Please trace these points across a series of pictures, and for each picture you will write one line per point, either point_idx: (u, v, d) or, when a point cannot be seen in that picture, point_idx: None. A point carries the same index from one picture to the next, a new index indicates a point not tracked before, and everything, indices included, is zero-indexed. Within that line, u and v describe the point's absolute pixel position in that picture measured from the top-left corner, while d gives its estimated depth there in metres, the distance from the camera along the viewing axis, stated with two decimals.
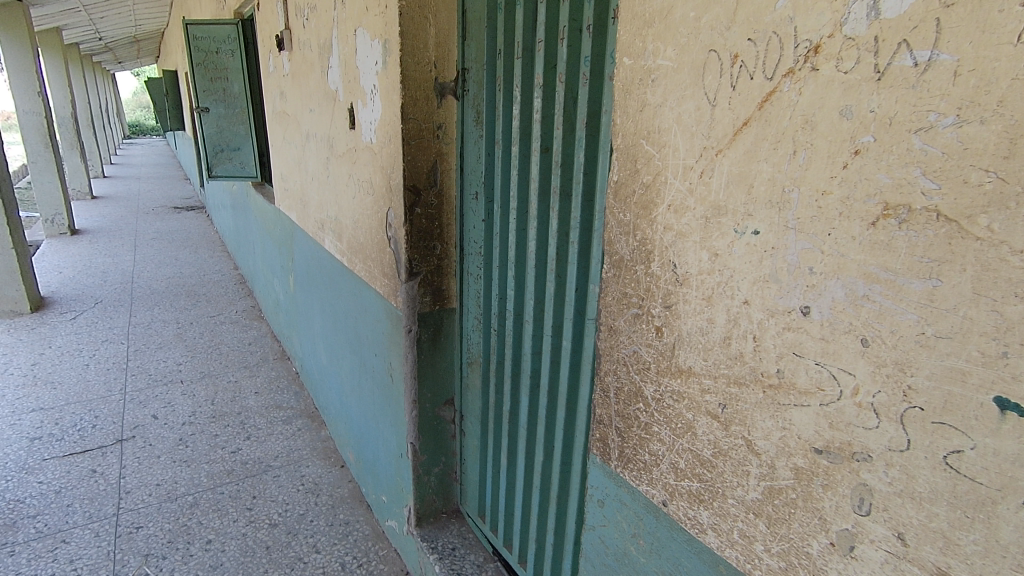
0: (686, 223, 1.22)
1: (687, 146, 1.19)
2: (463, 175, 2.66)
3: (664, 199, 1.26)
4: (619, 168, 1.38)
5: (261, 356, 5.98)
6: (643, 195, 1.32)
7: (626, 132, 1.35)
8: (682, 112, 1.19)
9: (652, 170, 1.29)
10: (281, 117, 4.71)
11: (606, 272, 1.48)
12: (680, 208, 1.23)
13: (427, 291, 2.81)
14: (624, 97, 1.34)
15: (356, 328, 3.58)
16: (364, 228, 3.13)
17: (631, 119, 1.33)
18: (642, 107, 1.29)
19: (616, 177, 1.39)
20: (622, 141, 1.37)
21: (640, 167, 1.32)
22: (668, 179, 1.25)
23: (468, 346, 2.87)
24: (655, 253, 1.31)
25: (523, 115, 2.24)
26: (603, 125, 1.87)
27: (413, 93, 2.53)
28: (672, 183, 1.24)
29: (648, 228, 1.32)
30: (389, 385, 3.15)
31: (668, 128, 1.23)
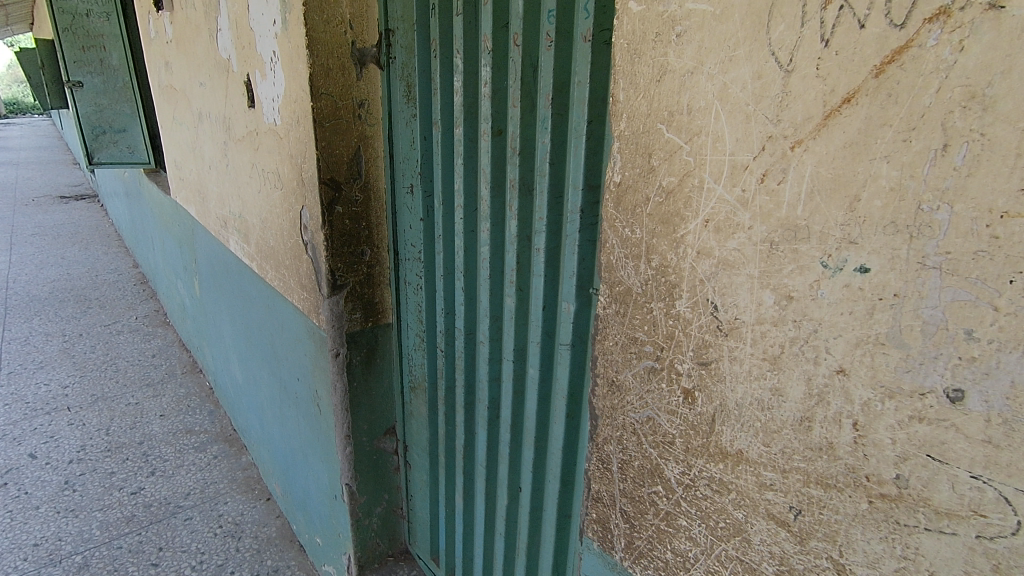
0: (735, 249, 0.83)
1: (738, 136, 0.79)
2: (394, 164, 2.17)
3: (698, 212, 0.87)
4: (624, 163, 0.97)
5: (167, 371, 5.26)
6: (662, 204, 0.92)
7: (634, 114, 0.93)
8: (731, 81, 0.79)
9: (678, 170, 0.88)
10: (168, 92, 3.96)
11: (602, 308, 1.08)
12: (725, 225, 0.83)
13: (356, 306, 2.32)
14: (632, 60, 0.92)
15: (274, 345, 3.04)
16: (273, 230, 2.58)
17: (642, 93, 0.91)
18: (661, 73, 0.87)
19: (618, 177, 0.98)
20: (627, 123, 0.95)
21: (657, 163, 0.91)
22: (704, 184, 0.85)
23: (409, 368, 2.42)
24: (682, 289, 0.92)
25: (467, 89, 1.78)
26: (574, 100, 1.47)
27: (324, 60, 1.99)
28: (711, 189, 0.84)
29: (671, 252, 0.92)
30: (317, 416, 2.66)
31: (708, 107, 0.82)
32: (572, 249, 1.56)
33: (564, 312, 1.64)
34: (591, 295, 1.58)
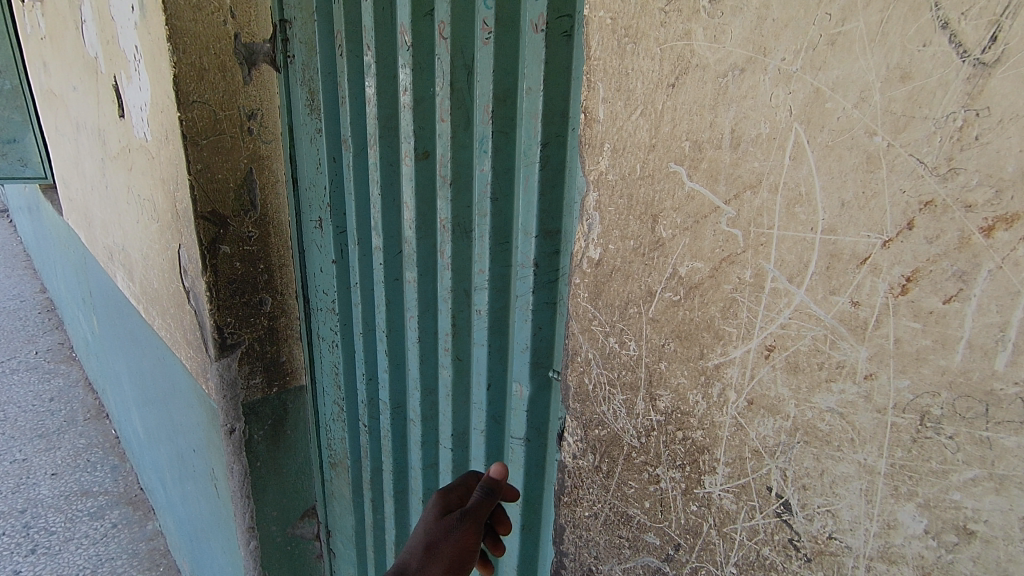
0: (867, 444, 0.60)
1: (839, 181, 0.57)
2: (300, 192, 1.72)
3: (747, 343, 0.68)
4: (614, 238, 0.79)
5: (68, 418, 4.57)
6: (695, 334, 0.72)
7: (635, 149, 0.73)
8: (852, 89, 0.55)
9: (722, 241, 0.67)
10: (49, 97, 3.35)
11: (588, 472, 0.92)
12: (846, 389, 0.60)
13: (256, 368, 1.83)
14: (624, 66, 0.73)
15: (169, 405, 2.52)
16: (154, 270, 2.07)
17: (656, 113, 0.71)
18: (690, 71, 0.66)
19: (602, 254, 0.81)
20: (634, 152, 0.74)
21: (682, 267, 0.72)
22: (759, 310, 0.66)
23: (328, 441, 1.95)
24: (705, 446, 0.75)
25: (383, 97, 1.35)
26: (523, 113, 1.07)
27: (196, 57, 1.51)
28: (768, 313, 0.65)
29: (699, 407, 0.75)
30: (216, 498, 2.15)
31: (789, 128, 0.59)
32: (524, 314, 1.16)
33: (515, 396, 1.22)
34: (551, 376, 1.19)
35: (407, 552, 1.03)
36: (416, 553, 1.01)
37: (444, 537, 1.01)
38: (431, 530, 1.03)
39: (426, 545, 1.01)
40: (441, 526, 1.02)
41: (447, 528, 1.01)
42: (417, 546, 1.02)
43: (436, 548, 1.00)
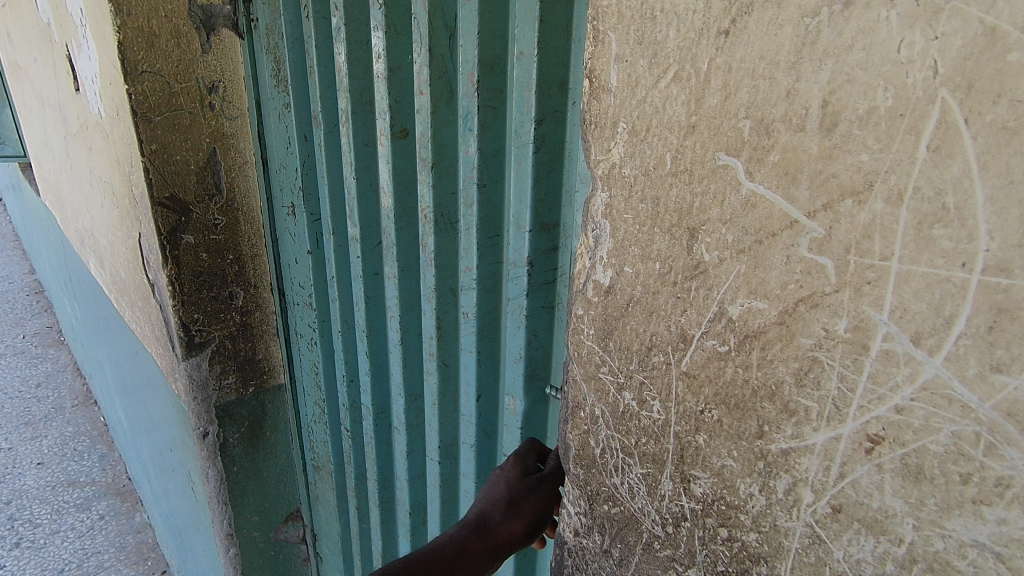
0: None
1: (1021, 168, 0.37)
2: (270, 175, 1.55)
3: (837, 429, 0.50)
4: (633, 263, 0.63)
5: (55, 405, 4.46)
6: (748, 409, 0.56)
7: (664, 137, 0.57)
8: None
9: (799, 272, 0.49)
10: (16, 70, 3.14)
11: (594, 549, 0.78)
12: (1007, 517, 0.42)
13: (228, 368, 1.68)
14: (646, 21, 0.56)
15: (147, 400, 2.38)
16: (120, 260, 1.91)
17: (700, 80, 0.53)
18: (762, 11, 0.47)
19: (615, 280, 0.65)
20: (672, 134, 0.56)
21: (738, 313, 0.54)
22: (858, 388, 0.47)
23: (310, 444, 1.81)
24: (761, 546, 0.59)
25: (355, 65, 1.17)
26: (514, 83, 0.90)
27: (146, 20, 1.32)
28: (868, 389, 0.47)
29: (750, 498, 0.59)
30: (194, 501, 2.02)
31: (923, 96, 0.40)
32: (516, 319, 1.00)
33: (507, 412, 1.08)
34: (547, 392, 1.04)
35: (486, 502, 0.93)
36: (498, 507, 0.90)
37: (528, 492, 0.91)
38: (513, 484, 0.92)
39: (509, 498, 0.91)
40: (525, 482, 0.91)
41: (530, 487, 0.91)
42: (499, 499, 0.91)
43: (520, 505, 0.89)
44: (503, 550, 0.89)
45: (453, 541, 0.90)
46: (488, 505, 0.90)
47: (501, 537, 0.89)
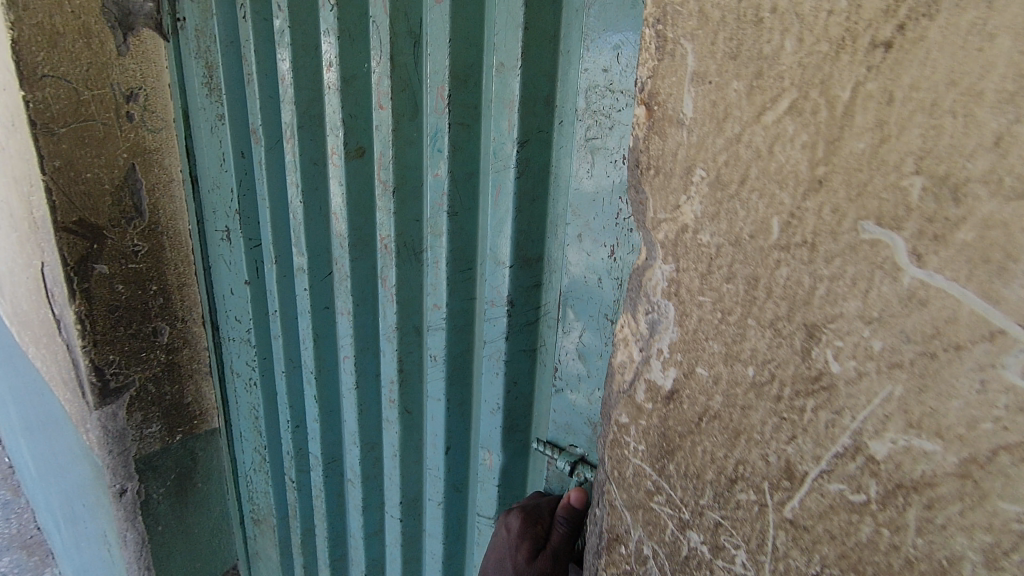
0: None
1: None
2: (203, 195, 1.38)
3: None
4: (708, 364, 0.50)
5: None
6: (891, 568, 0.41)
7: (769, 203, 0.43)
8: None
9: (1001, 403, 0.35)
10: None
11: None
12: None
13: (152, 414, 1.48)
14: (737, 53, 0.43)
15: (51, 447, 2.09)
16: (19, 289, 1.65)
17: (838, 129, 0.39)
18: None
19: (681, 383, 0.53)
20: (782, 192, 0.43)
21: (885, 453, 0.40)
22: None
23: (249, 493, 1.63)
24: None
25: (302, 72, 1.03)
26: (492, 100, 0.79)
27: (48, 15, 1.13)
28: None
29: None
30: (110, 562, 1.78)
31: None
32: (493, 366, 0.88)
33: (481, 468, 0.96)
34: (528, 445, 0.93)
35: None
36: None
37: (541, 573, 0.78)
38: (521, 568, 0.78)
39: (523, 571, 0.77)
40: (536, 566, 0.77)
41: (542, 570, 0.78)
42: None
43: None
44: None
45: None
46: None
47: None
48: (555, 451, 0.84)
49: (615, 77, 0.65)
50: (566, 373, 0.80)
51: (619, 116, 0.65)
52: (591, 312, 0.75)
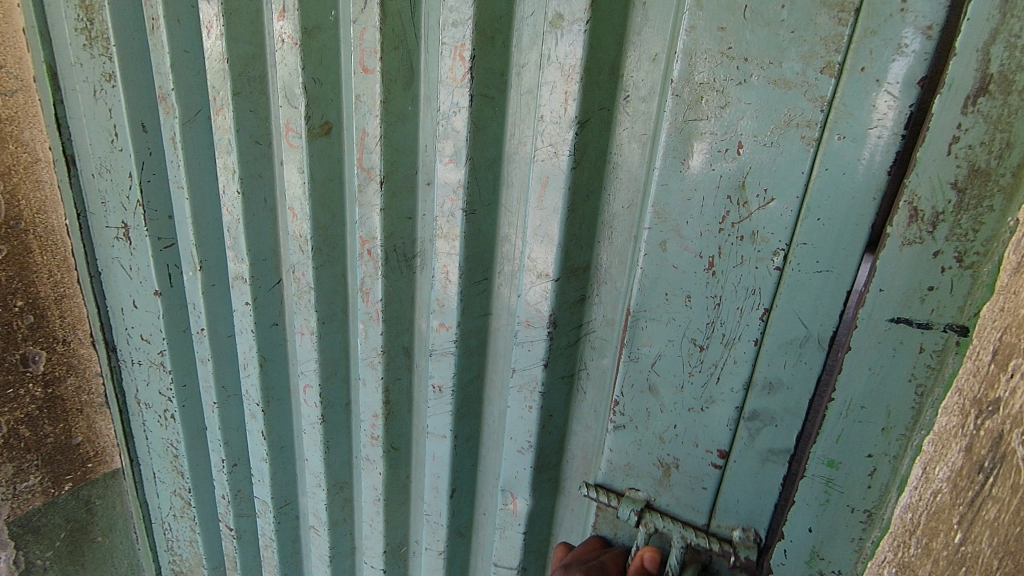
0: None
1: None
2: (82, 180, 1.05)
3: None
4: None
5: None
6: None
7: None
8: None
9: None
10: None
11: None
12: None
13: (28, 463, 1.16)
14: None
15: None
16: None
17: None
18: None
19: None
20: None
21: None
22: None
23: (167, 541, 1.36)
24: None
25: (238, 20, 0.77)
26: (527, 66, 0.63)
27: None
28: None
29: None
30: None
31: None
32: (524, 397, 0.72)
33: (501, 510, 0.80)
34: (562, 486, 0.78)
35: None
36: None
37: None
38: None
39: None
40: None
41: None
42: None
43: None
44: None
45: None
46: None
47: None
48: (613, 497, 0.70)
49: (734, 40, 0.50)
50: (630, 407, 0.66)
51: (735, 91, 0.51)
52: (673, 334, 0.61)
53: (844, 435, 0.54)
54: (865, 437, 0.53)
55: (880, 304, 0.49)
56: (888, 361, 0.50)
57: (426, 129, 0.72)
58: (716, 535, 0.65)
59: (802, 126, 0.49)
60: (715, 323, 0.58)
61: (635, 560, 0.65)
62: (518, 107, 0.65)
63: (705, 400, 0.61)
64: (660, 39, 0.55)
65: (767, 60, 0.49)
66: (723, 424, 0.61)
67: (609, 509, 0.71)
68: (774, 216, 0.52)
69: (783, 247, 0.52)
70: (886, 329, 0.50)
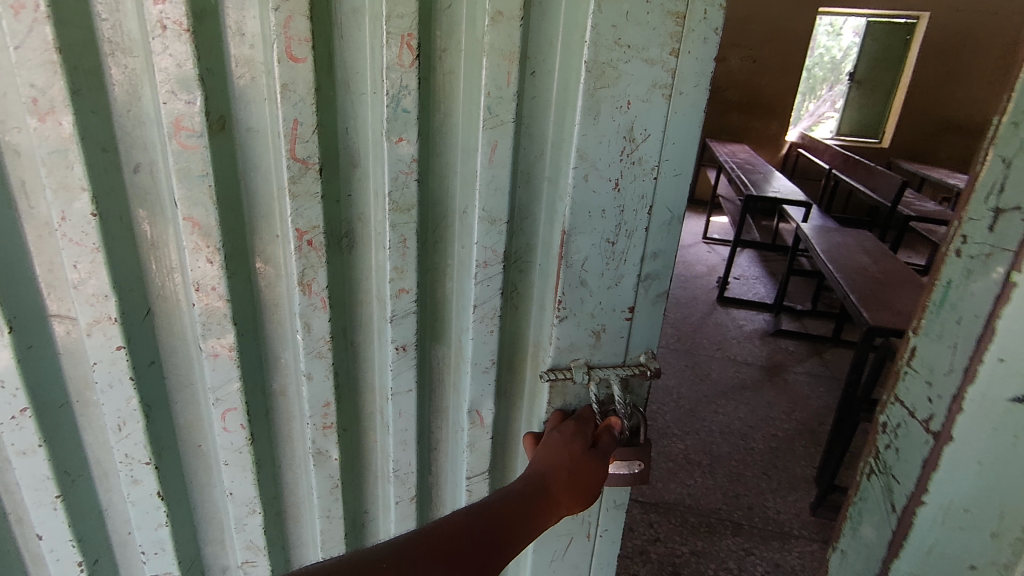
0: None
1: None
2: None
3: None
4: None
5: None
6: None
7: None
8: None
9: None
10: None
11: None
12: None
13: None
14: None
15: None
16: None
17: None
18: None
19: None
20: None
21: None
22: None
23: None
24: None
25: None
26: (452, 51, 0.74)
27: None
28: None
29: None
30: None
31: None
32: (487, 325, 0.86)
33: (469, 428, 0.95)
34: (513, 391, 0.96)
35: (542, 467, 0.85)
36: (561, 472, 0.84)
37: (593, 465, 0.85)
38: (577, 453, 0.86)
39: (572, 468, 0.84)
40: (591, 453, 0.86)
41: (597, 457, 0.86)
42: (564, 465, 0.84)
43: (583, 471, 0.85)
44: (555, 518, 0.82)
45: (521, 495, 0.81)
46: (551, 469, 0.84)
47: (559, 502, 0.82)
48: (565, 372, 0.91)
49: (623, 34, 0.72)
50: (570, 303, 0.87)
51: (625, 67, 0.73)
52: (597, 241, 0.83)
53: (939, 530, 0.68)
54: (963, 531, 0.66)
55: (998, 372, 0.59)
56: (1002, 456, 0.61)
57: (370, 115, 0.73)
58: (633, 363, 0.94)
59: (661, 89, 0.75)
60: (620, 224, 0.83)
61: (604, 425, 0.90)
62: (447, 89, 0.75)
63: (615, 279, 0.86)
64: (557, 30, 0.73)
65: (642, 47, 0.73)
66: (629, 289, 0.88)
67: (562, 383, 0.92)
68: (652, 145, 0.78)
69: (657, 164, 0.80)
70: (1001, 412, 0.60)
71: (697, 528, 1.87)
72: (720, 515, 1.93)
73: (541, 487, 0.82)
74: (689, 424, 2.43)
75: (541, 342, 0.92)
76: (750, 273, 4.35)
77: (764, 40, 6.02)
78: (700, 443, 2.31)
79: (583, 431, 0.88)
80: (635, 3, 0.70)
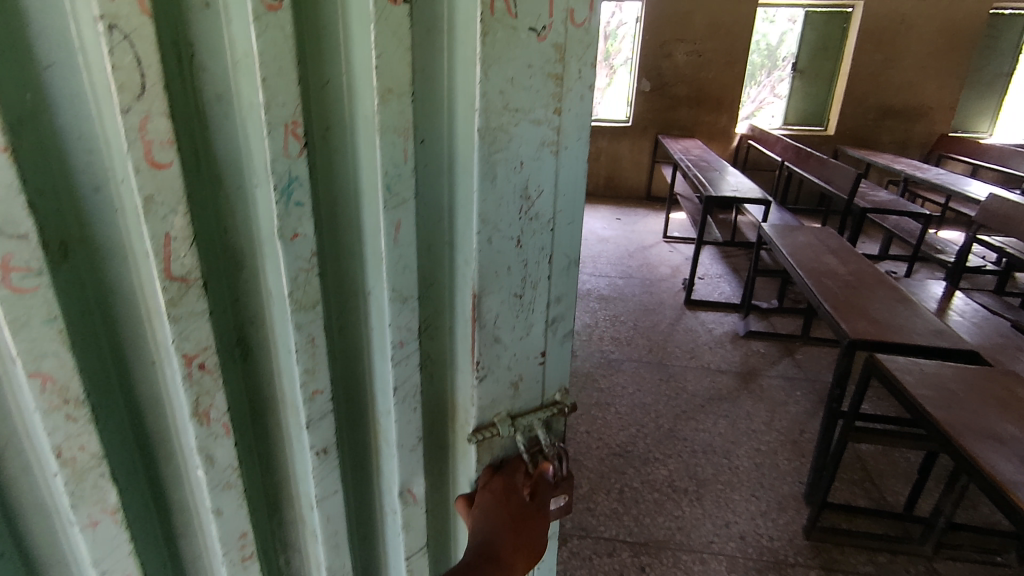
0: None
1: None
2: None
3: None
4: None
5: None
6: None
7: None
8: None
9: None
10: None
11: None
12: None
13: None
14: None
15: None
16: None
17: None
18: None
19: None
20: None
21: None
22: None
23: None
24: None
25: None
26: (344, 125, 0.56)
27: None
28: None
29: None
30: None
31: None
32: (412, 403, 0.71)
33: (402, 509, 0.79)
34: (446, 467, 0.82)
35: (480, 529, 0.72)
36: (505, 527, 0.72)
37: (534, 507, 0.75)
38: (513, 500, 0.75)
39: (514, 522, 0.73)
40: (529, 497, 0.75)
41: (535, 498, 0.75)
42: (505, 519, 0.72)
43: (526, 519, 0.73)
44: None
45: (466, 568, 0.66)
46: (494, 528, 0.71)
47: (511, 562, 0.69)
48: (490, 430, 0.75)
49: (511, 97, 0.57)
50: (487, 360, 0.71)
51: (516, 129, 0.59)
52: (505, 300, 0.68)
53: None
54: None
55: None
56: None
57: (258, 210, 0.56)
58: (548, 403, 0.81)
59: (550, 146, 0.62)
60: (525, 276, 0.68)
61: (536, 473, 0.76)
62: (342, 169, 0.58)
63: (525, 326, 0.72)
64: (445, 89, 0.58)
65: (526, 109, 0.58)
66: (538, 335, 0.74)
67: (488, 442, 0.77)
68: (547, 201, 0.65)
69: (552, 218, 0.66)
70: None
71: (691, 568, 1.77)
72: (713, 549, 1.84)
73: (488, 552, 0.68)
74: (668, 447, 2.33)
75: (460, 401, 0.75)
76: (713, 272, 4.33)
77: (707, 35, 6.03)
78: (684, 467, 2.22)
79: (513, 474, 0.77)
80: (519, 66, 0.56)
